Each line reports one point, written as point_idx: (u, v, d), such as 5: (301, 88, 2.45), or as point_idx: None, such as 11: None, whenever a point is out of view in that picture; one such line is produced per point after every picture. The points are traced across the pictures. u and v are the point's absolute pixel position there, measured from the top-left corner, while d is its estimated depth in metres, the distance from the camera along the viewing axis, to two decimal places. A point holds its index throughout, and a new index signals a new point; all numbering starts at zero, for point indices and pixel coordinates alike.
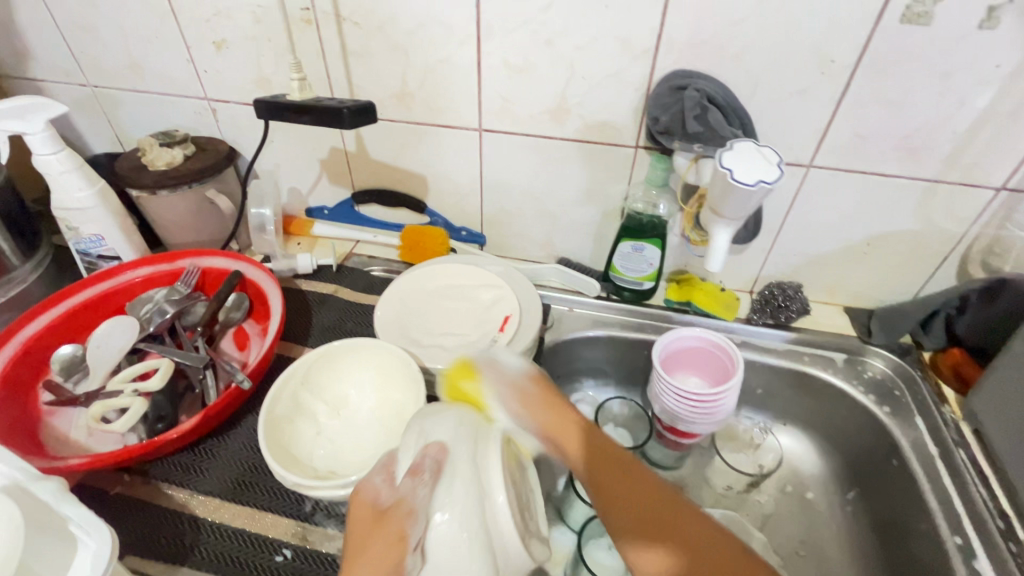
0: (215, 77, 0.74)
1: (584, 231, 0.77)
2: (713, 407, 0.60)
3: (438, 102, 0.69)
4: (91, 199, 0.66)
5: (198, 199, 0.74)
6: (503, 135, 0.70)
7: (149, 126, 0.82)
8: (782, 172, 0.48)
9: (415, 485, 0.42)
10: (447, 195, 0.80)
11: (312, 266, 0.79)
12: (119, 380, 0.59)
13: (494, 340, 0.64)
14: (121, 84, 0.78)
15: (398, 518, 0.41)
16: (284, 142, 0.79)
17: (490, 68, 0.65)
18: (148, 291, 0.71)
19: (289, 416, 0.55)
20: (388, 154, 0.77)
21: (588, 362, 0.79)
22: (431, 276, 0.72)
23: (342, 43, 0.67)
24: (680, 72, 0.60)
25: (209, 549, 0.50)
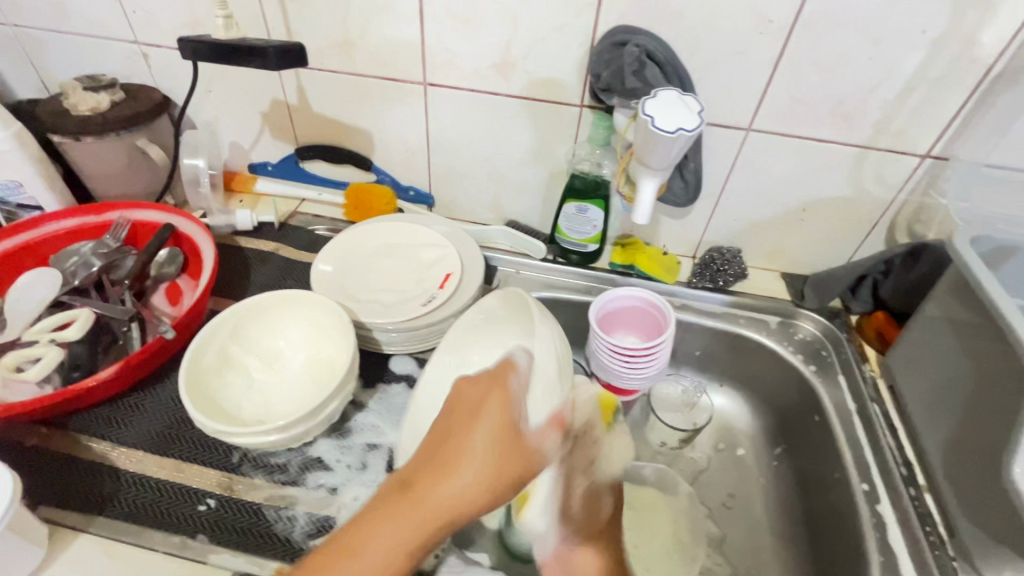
0: (144, 19, 0.70)
1: (532, 192, 0.77)
2: (646, 361, 0.62)
3: (380, 53, 0.67)
4: (7, 142, 0.62)
5: (128, 148, 0.71)
6: (448, 90, 0.69)
7: (76, 71, 0.78)
8: (701, 120, 0.48)
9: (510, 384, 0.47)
10: (394, 153, 0.78)
11: (253, 222, 0.77)
12: (35, 330, 0.56)
13: (433, 297, 0.64)
14: (42, 23, 0.73)
15: (503, 377, 0.40)
16: (222, 92, 0.76)
17: (433, 17, 0.63)
18: (73, 243, 0.68)
19: (215, 367, 0.54)
20: (331, 107, 0.74)
21: None
22: (373, 234, 0.71)
23: None
24: (623, 27, 0.59)
25: (129, 499, 0.49)
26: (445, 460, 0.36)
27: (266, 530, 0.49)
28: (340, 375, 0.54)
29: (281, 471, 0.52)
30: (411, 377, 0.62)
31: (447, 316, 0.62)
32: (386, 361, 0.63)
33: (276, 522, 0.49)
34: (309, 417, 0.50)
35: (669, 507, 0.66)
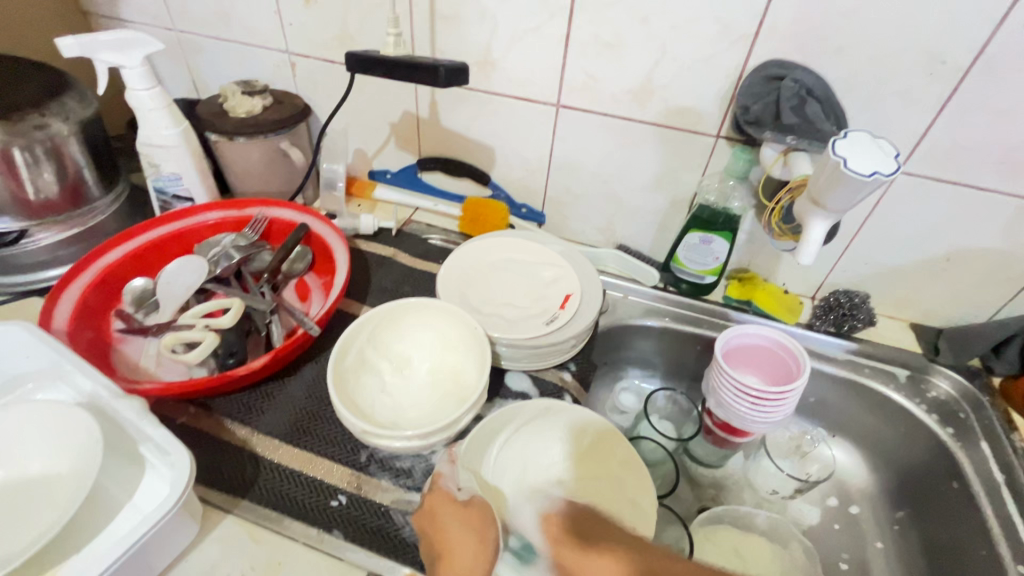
0: (298, 31, 0.75)
1: (649, 219, 0.76)
2: (776, 405, 0.59)
3: (519, 74, 0.69)
4: (176, 138, 0.67)
5: (273, 149, 0.76)
6: (580, 113, 0.70)
7: (227, 76, 0.84)
8: (900, 165, 0.47)
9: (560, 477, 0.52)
10: (513, 170, 0.79)
11: (374, 227, 0.80)
12: (190, 316, 0.61)
13: (555, 316, 0.64)
14: (206, 31, 0.80)
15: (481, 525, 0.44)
16: (358, 102, 0.80)
17: (578, 43, 0.64)
18: (217, 235, 0.73)
19: (353, 367, 0.56)
20: (459, 122, 0.77)
21: (638, 351, 0.78)
22: (491, 248, 0.72)
23: (432, 5, 0.67)
24: (778, 61, 0.58)
25: (268, 486, 0.52)
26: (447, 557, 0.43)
27: (395, 534, 0.50)
28: (472, 386, 0.55)
29: (407, 477, 0.53)
30: (527, 394, 0.62)
31: (568, 337, 0.62)
32: (502, 375, 0.63)
33: (403, 526, 0.50)
34: (448, 425, 0.50)
35: (778, 562, 0.61)
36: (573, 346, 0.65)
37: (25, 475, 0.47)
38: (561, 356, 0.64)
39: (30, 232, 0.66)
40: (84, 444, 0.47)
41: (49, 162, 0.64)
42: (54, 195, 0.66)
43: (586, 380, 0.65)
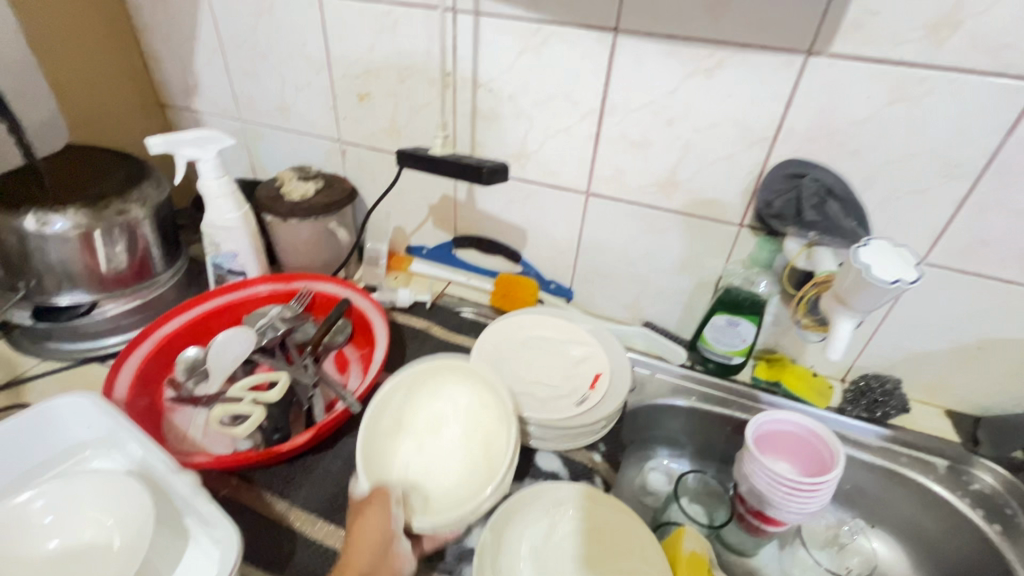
0: (351, 124, 0.83)
1: (675, 298, 0.79)
2: (810, 495, 0.58)
3: (551, 165, 0.74)
4: (237, 221, 0.73)
5: (321, 229, 0.82)
6: (608, 201, 0.74)
7: (283, 159, 0.92)
8: (920, 273, 0.51)
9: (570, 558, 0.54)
10: (544, 249, 0.83)
11: (410, 300, 0.84)
12: (239, 388, 0.64)
13: (585, 396, 0.66)
14: (268, 122, 0.89)
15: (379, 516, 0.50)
16: (400, 185, 0.86)
17: (607, 141, 0.70)
18: (265, 307, 0.78)
19: (387, 429, 0.58)
20: (493, 205, 0.82)
21: (667, 430, 0.78)
22: (521, 325, 0.75)
23: (474, 105, 0.74)
24: (797, 160, 0.62)
25: (305, 564, 0.53)
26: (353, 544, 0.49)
27: None
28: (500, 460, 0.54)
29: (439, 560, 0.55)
30: (558, 476, 0.62)
31: (598, 418, 0.63)
32: (533, 454, 0.64)
33: None
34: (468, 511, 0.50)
35: None
36: (603, 427, 0.66)
37: (77, 545, 0.49)
38: (591, 436, 0.65)
39: (98, 303, 0.72)
40: (136, 520, 0.49)
41: (122, 239, 0.70)
42: (124, 269, 0.72)
43: (616, 462, 0.66)
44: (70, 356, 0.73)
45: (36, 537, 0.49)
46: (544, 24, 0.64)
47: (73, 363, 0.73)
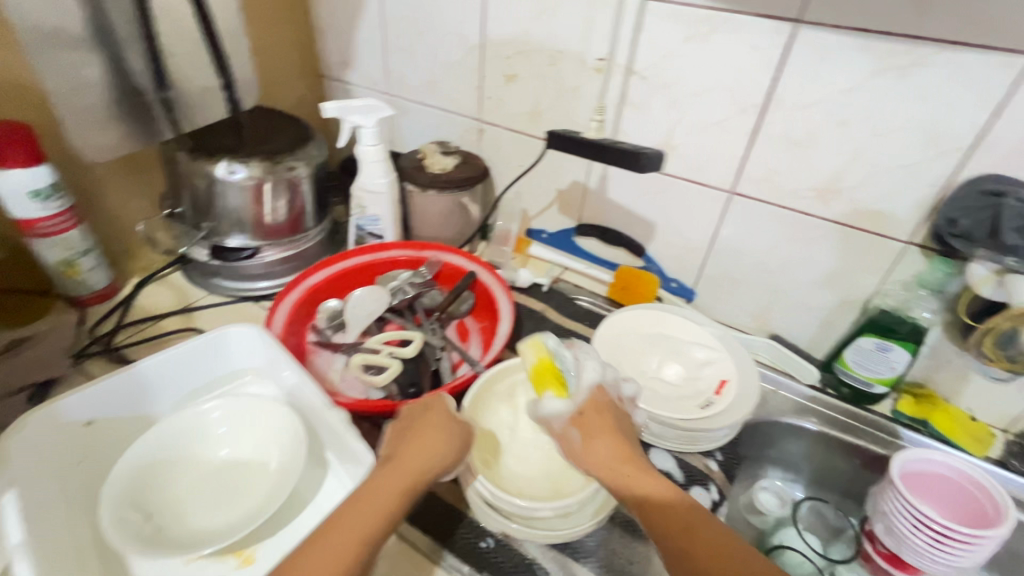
0: (494, 104, 0.85)
1: (811, 313, 0.74)
2: (961, 550, 0.52)
3: (697, 159, 0.72)
4: (386, 186, 0.78)
5: (455, 203, 0.85)
6: (753, 202, 0.71)
7: (422, 134, 0.97)
8: None
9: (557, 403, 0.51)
10: (671, 246, 0.81)
11: (529, 282, 0.86)
12: (376, 342, 0.69)
13: (710, 402, 0.64)
14: (414, 97, 0.93)
15: (457, 444, 0.50)
16: (531, 167, 0.87)
17: (765, 138, 0.66)
18: (395, 271, 0.82)
19: (500, 398, 0.62)
20: (624, 197, 0.81)
21: (783, 451, 0.74)
22: (643, 320, 0.74)
23: (624, 92, 0.73)
24: (995, 177, 0.55)
25: (426, 513, 0.56)
26: (410, 438, 0.50)
27: None
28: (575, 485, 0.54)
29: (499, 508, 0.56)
30: (671, 476, 0.62)
31: (722, 424, 0.62)
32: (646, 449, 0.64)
33: None
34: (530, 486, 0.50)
35: None
36: (722, 437, 0.64)
37: (241, 460, 0.55)
38: (709, 443, 0.64)
39: (259, 251, 0.80)
40: (291, 447, 0.54)
41: (285, 195, 0.77)
42: (283, 221, 0.80)
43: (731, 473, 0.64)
44: (232, 293, 0.83)
45: (213, 444, 0.56)
46: (717, 11, 0.62)
47: (232, 300, 0.82)
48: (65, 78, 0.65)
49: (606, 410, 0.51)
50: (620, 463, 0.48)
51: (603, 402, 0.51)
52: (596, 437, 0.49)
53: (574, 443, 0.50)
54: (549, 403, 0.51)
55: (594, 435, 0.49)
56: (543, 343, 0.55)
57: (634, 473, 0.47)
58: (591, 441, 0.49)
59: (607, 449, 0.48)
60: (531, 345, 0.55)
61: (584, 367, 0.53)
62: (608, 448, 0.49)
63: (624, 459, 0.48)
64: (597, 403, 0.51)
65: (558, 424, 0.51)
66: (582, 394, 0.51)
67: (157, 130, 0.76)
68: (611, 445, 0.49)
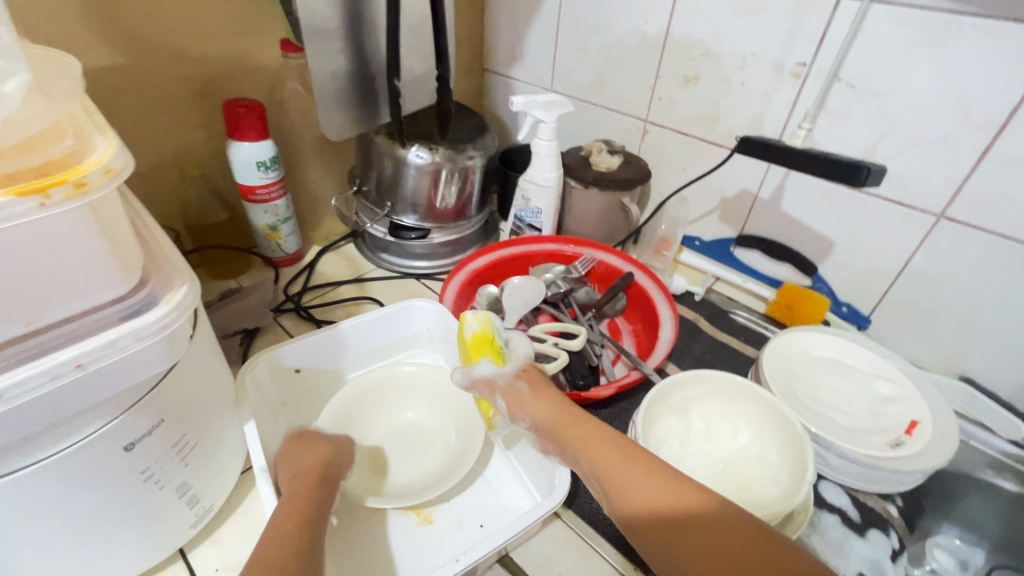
0: (665, 105, 0.84)
1: (1021, 360, 0.66)
2: None
3: (901, 177, 0.66)
4: (554, 181, 0.80)
5: (614, 203, 0.86)
6: (967, 229, 0.64)
7: (580, 131, 0.97)
8: None
9: (501, 367, 0.57)
10: (851, 268, 0.75)
11: (682, 288, 0.85)
12: (539, 331, 0.70)
13: (898, 442, 0.60)
14: (578, 93, 0.94)
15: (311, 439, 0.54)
16: (695, 172, 0.85)
17: (999, 159, 0.59)
18: (549, 263, 0.84)
19: (669, 410, 0.60)
20: (800, 211, 0.77)
21: (968, 508, 0.66)
22: (816, 344, 0.70)
23: (823, 100, 0.69)
24: None
25: (588, 504, 0.57)
26: (310, 452, 0.51)
27: None
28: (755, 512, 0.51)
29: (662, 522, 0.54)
30: (846, 513, 0.58)
31: (918, 469, 0.56)
32: (816, 480, 0.60)
33: None
34: None
35: None
36: (910, 483, 0.59)
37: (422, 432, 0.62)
38: (893, 486, 0.59)
39: (428, 233, 0.86)
40: (470, 428, 0.60)
41: (458, 181, 0.81)
42: (451, 205, 0.84)
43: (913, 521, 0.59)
44: (396, 269, 0.89)
45: (400, 408, 0.64)
46: (963, 14, 0.56)
47: (398, 276, 0.88)
48: (325, 66, 0.69)
49: (541, 378, 0.56)
50: (559, 411, 0.51)
51: (537, 369, 0.57)
52: (535, 394, 0.54)
53: (521, 394, 0.54)
54: (485, 367, 0.57)
55: (537, 390, 0.54)
56: (484, 317, 0.62)
57: (579, 424, 0.49)
58: (537, 398, 0.53)
59: (547, 406, 0.52)
60: (478, 316, 0.62)
61: (516, 344, 0.60)
62: (568, 421, 0.50)
63: (603, 433, 0.48)
64: (527, 367, 0.57)
65: (502, 380, 0.56)
66: (518, 360, 0.58)
67: (374, 112, 0.79)
68: (556, 399, 0.53)
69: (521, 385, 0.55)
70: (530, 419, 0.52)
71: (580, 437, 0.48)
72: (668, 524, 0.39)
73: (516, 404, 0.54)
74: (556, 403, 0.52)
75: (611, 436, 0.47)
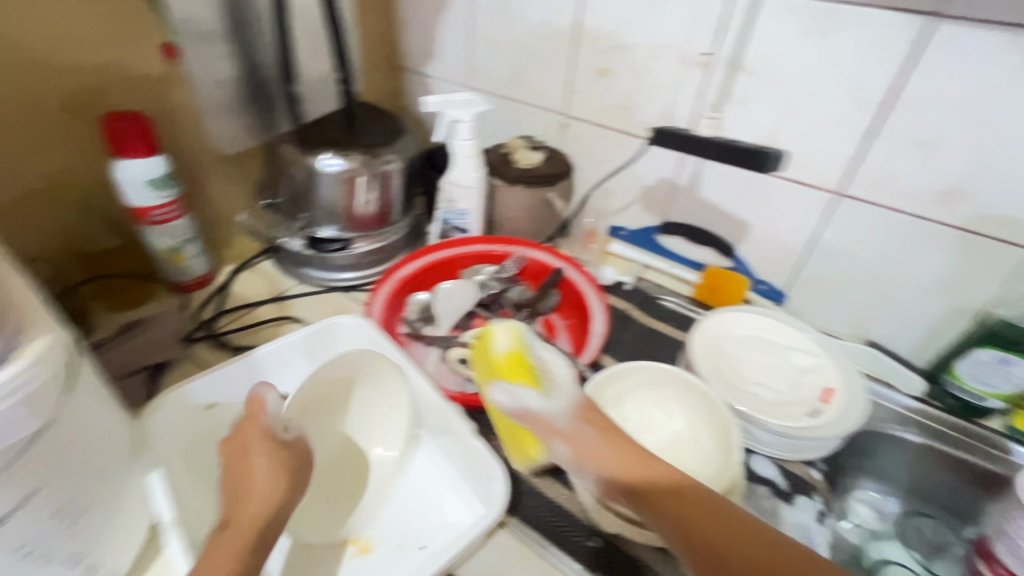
0: (582, 98, 0.84)
1: (917, 322, 0.71)
2: None
3: (803, 159, 0.70)
4: (477, 181, 0.78)
5: (540, 199, 0.85)
6: (863, 205, 0.68)
7: (502, 128, 0.96)
8: None
9: (547, 396, 0.51)
10: (765, 247, 0.79)
11: (612, 280, 0.86)
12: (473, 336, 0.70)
13: (815, 410, 0.63)
14: (497, 89, 0.93)
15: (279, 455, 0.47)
16: (616, 163, 0.86)
17: (885, 138, 0.63)
18: (479, 264, 0.82)
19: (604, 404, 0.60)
20: (716, 196, 0.79)
21: (882, 462, 0.71)
22: (739, 324, 0.73)
23: (728, 89, 0.71)
24: None
25: (530, 508, 0.56)
26: (253, 477, 0.45)
27: None
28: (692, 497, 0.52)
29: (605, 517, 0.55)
30: (775, 483, 0.61)
31: (834, 434, 0.60)
32: (746, 455, 0.63)
33: None
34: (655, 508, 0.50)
35: None
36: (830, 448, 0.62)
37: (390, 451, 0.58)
38: (815, 453, 0.62)
39: (350, 242, 0.82)
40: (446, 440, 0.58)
41: (378, 187, 0.77)
42: (372, 213, 0.80)
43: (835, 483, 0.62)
44: (320, 283, 0.84)
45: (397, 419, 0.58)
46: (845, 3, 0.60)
47: (323, 291, 0.84)
48: (208, 74, 0.72)
49: (603, 418, 0.50)
50: (628, 459, 0.46)
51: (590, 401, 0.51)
52: (572, 420, 0.49)
53: (590, 442, 0.47)
54: (523, 393, 0.51)
55: (604, 432, 0.48)
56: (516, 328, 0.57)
57: (646, 466, 0.46)
58: (644, 462, 0.46)
59: (621, 455, 0.46)
60: (507, 331, 0.57)
61: (553, 360, 0.55)
62: (628, 457, 0.46)
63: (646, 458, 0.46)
64: (582, 401, 0.51)
65: (563, 423, 0.49)
66: (563, 385, 0.52)
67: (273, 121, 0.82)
68: (629, 443, 0.48)
69: (570, 418, 0.49)
70: (593, 466, 0.46)
71: (639, 478, 0.45)
72: (687, 514, 0.42)
73: (577, 449, 0.47)
74: (604, 434, 0.48)
75: (652, 461, 0.46)
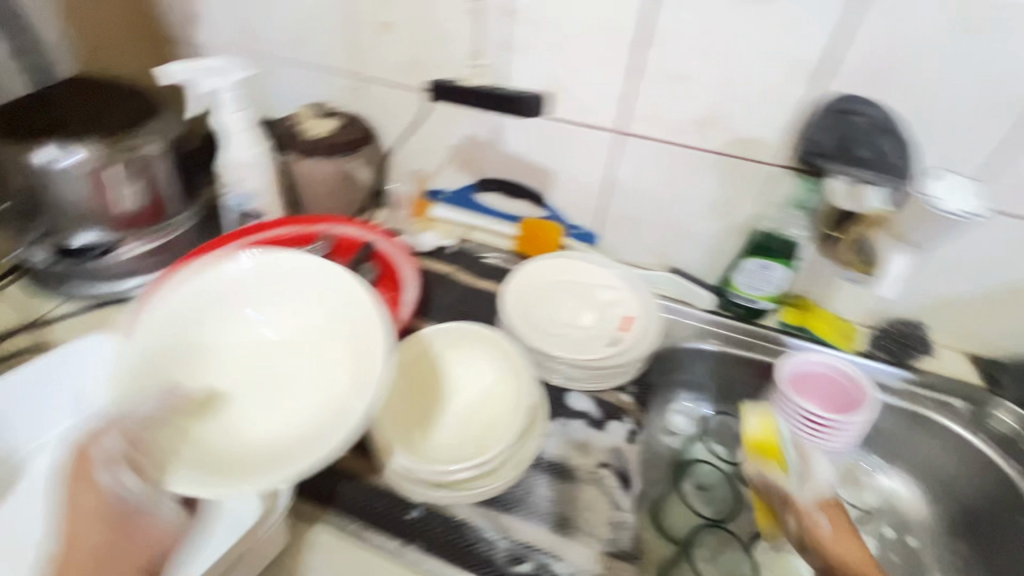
0: (368, 55, 0.78)
1: (703, 244, 0.78)
2: (837, 434, 0.64)
3: (584, 100, 0.71)
4: (257, 158, 0.71)
5: (341, 170, 0.79)
6: (642, 140, 0.72)
7: (292, 96, 0.87)
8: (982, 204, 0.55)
9: (804, 491, 0.56)
10: (571, 192, 0.80)
11: (433, 246, 0.84)
12: None
13: (617, 339, 0.68)
14: (275, 53, 0.83)
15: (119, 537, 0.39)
16: (419, 123, 0.82)
17: (648, 73, 0.67)
18: (280, 249, 0.74)
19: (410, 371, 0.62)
20: (517, 146, 0.79)
21: (690, 375, 0.78)
22: (550, 270, 0.75)
23: (505, 34, 0.70)
24: (847, 97, 0.61)
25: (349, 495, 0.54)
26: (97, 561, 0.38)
27: (471, 545, 0.51)
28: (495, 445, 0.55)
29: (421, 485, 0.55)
30: (590, 415, 0.64)
31: (631, 358, 0.66)
32: (563, 394, 0.65)
33: (478, 542, 0.52)
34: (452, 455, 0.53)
35: None
36: (634, 370, 0.67)
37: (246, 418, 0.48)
38: (621, 378, 0.67)
39: (114, 246, 0.69)
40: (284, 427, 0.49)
41: (135, 178, 0.67)
42: (137, 209, 0.69)
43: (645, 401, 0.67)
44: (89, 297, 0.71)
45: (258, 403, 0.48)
46: None
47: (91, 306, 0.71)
48: None
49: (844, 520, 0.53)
50: (861, 553, 0.49)
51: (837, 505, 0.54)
52: (817, 512, 0.53)
53: (821, 530, 0.51)
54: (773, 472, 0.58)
55: (840, 530, 0.52)
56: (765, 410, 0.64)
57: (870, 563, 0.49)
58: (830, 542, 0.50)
59: (854, 547, 0.50)
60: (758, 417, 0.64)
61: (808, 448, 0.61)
62: (833, 533, 0.51)
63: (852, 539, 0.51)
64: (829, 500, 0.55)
65: (801, 500, 0.55)
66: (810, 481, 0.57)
67: None
68: (857, 538, 0.51)
69: (823, 518, 0.53)
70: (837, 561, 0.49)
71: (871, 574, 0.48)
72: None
73: (812, 536, 0.51)
74: (837, 526, 0.52)
75: (854, 537, 0.51)
